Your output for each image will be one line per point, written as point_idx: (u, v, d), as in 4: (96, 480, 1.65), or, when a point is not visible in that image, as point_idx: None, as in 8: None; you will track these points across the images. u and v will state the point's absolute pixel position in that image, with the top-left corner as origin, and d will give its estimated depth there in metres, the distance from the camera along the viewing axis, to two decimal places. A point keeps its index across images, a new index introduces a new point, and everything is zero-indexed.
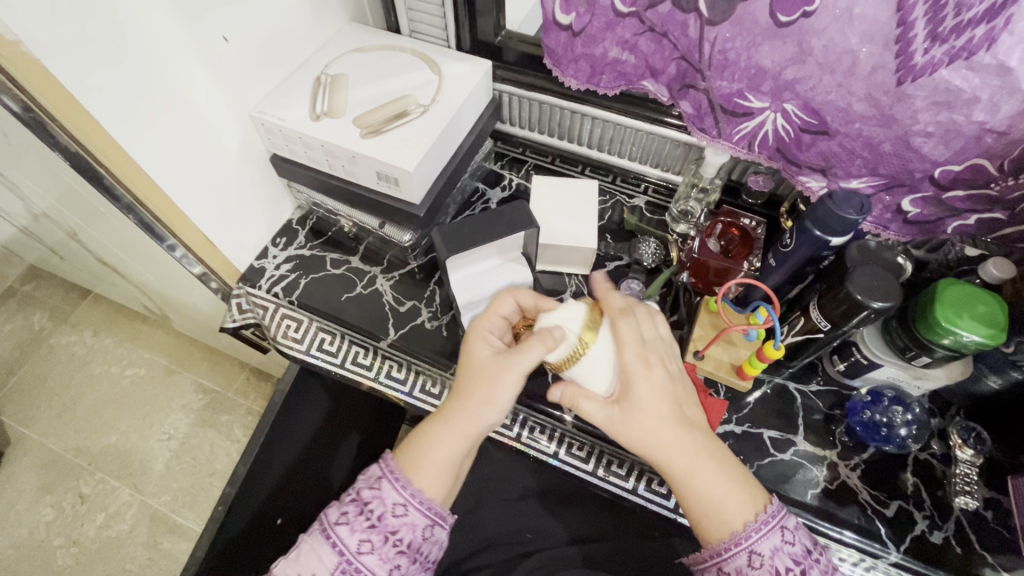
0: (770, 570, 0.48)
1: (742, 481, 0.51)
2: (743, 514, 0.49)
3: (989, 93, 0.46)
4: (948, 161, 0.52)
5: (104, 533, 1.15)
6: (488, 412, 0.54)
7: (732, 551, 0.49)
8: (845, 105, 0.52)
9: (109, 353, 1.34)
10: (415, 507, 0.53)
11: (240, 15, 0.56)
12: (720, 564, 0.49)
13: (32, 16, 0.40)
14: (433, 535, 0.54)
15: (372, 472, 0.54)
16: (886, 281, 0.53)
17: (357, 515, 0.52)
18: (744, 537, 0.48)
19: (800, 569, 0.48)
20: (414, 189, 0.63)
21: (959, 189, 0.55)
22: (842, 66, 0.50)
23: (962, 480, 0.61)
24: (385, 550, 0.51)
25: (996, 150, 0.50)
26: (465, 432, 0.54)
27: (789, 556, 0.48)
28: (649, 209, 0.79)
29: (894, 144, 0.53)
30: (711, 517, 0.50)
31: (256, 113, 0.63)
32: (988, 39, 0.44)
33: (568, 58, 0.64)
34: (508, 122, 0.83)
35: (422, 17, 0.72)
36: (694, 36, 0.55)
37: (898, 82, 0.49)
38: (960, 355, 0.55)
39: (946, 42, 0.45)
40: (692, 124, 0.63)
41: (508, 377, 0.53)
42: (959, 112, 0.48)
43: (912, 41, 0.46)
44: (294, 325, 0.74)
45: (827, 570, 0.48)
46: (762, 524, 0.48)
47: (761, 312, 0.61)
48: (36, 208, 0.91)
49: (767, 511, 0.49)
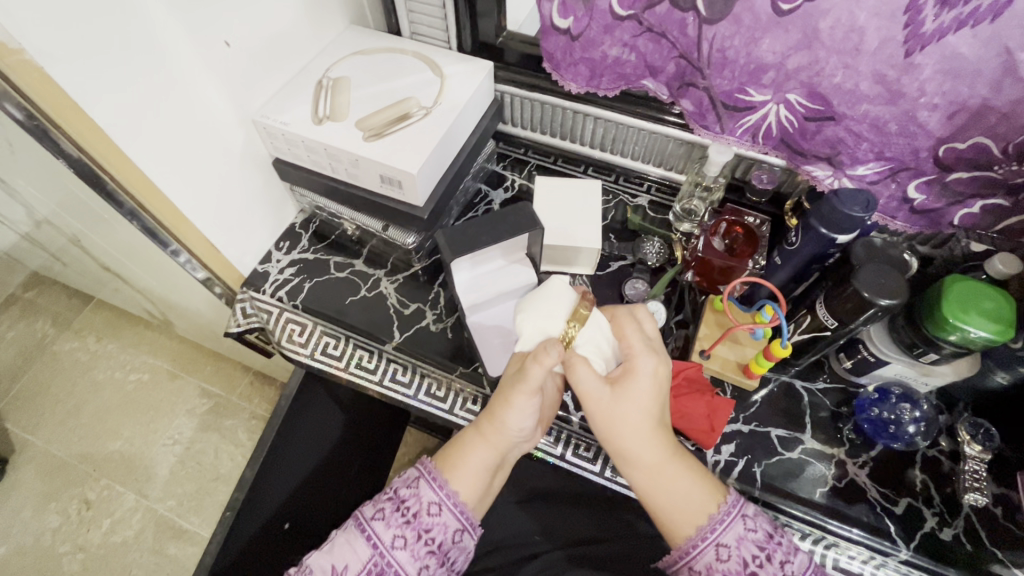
0: (738, 560, 0.50)
1: (702, 474, 0.53)
2: (706, 510, 0.51)
3: (992, 68, 0.46)
4: (951, 138, 0.52)
5: (109, 539, 1.15)
6: (513, 424, 0.54)
7: (699, 546, 0.51)
8: (852, 85, 0.52)
9: (113, 359, 1.34)
10: (449, 509, 0.54)
11: (240, 18, 0.56)
12: (690, 563, 0.52)
13: (33, 23, 0.40)
14: (462, 541, 0.55)
15: (410, 472, 0.56)
16: (894, 279, 0.53)
17: (393, 512, 0.53)
18: (708, 530, 0.50)
19: (765, 555, 0.50)
20: (418, 191, 0.63)
21: (961, 170, 0.54)
22: (849, 46, 0.49)
23: (971, 477, 0.61)
24: (418, 547, 0.52)
25: (1000, 131, 0.50)
26: (497, 443, 0.56)
27: (753, 543, 0.50)
28: (652, 209, 0.79)
29: (898, 124, 0.53)
30: (673, 513, 0.52)
31: (258, 116, 0.63)
32: (994, 10, 0.43)
33: (566, 62, 0.64)
34: (511, 124, 0.82)
35: (423, 17, 0.72)
36: (693, 35, 0.55)
37: (907, 53, 0.48)
38: (967, 351, 0.55)
39: (955, 8, 0.44)
40: (694, 121, 0.63)
41: (521, 392, 0.52)
42: (963, 82, 0.48)
43: (921, 10, 0.45)
44: (298, 330, 0.73)
45: (790, 551, 0.50)
46: (724, 515, 0.51)
47: (767, 311, 0.61)
48: (39, 215, 0.91)
49: (728, 502, 0.51)
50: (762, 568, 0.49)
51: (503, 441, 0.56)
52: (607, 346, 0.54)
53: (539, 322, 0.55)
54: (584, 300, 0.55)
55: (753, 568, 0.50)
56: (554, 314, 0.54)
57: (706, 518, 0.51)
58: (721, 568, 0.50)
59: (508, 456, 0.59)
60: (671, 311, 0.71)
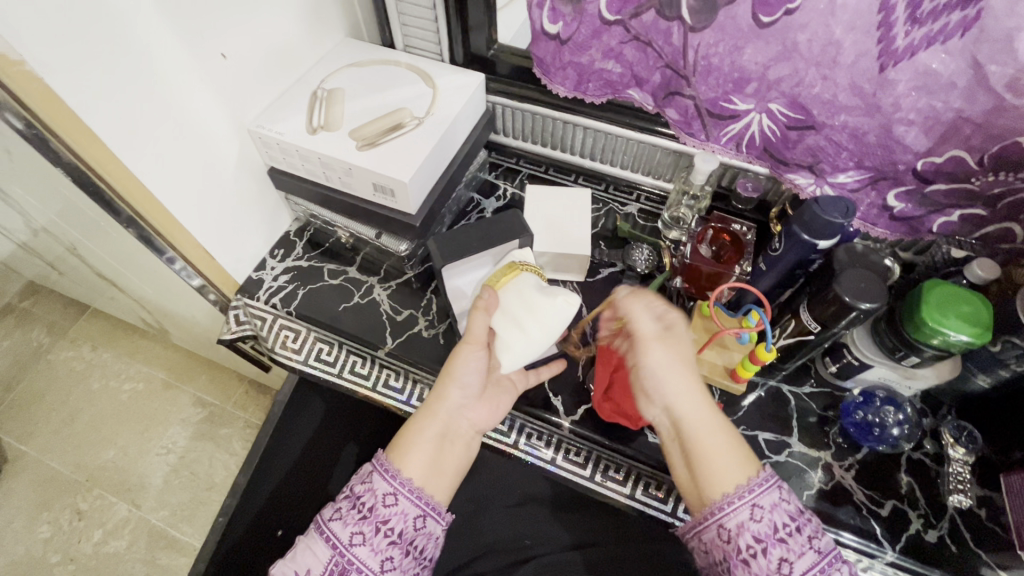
0: (770, 524, 0.47)
1: (739, 444, 0.51)
2: (745, 469, 0.49)
3: (964, 79, 0.47)
4: (928, 153, 0.54)
5: (102, 550, 1.14)
6: (455, 388, 0.58)
7: (735, 505, 0.48)
8: (830, 96, 0.53)
9: (108, 368, 1.34)
10: (406, 497, 0.53)
11: (236, 32, 0.57)
12: (721, 521, 0.48)
13: (33, 34, 0.41)
14: (426, 526, 0.54)
15: (364, 468, 0.55)
16: (873, 283, 0.54)
17: (350, 509, 0.52)
18: (746, 489, 0.48)
19: (795, 525, 0.47)
20: (411, 200, 0.64)
21: (938, 183, 0.56)
22: (826, 59, 0.51)
23: (955, 479, 0.62)
24: (377, 540, 0.51)
25: (974, 144, 0.51)
26: (439, 413, 0.58)
27: (785, 512, 0.47)
28: (641, 216, 0.81)
29: (877, 136, 0.55)
30: (711, 471, 0.50)
31: (253, 126, 0.64)
32: (963, 25, 0.45)
33: (556, 66, 0.65)
34: (502, 134, 0.84)
35: (416, 32, 0.74)
36: (679, 43, 0.56)
37: (881, 68, 0.50)
38: (947, 354, 0.57)
39: (925, 26, 0.46)
40: (680, 130, 0.65)
41: (465, 347, 0.58)
42: (937, 98, 0.50)
43: (893, 26, 0.47)
44: (293, 335, 0.75)
45: (821, 530, 0.48)
46: (764, 479, 0.48)
47: (752, 316, 0.62)
48: (36, 223, 0.92)
49: (764, 471, 0.48)
50: (792, 537, 0.46)
51: (446, 412, 0.58)
52: (527, 308, 0.57)
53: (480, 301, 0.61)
54: (510, 270, 0.59)
55: (783, 536, 0.46)
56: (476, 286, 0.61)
57: (740, 480, 0.48)
58: (752, 528, 0.47)
59: (456, 428, 0.60)
60: None
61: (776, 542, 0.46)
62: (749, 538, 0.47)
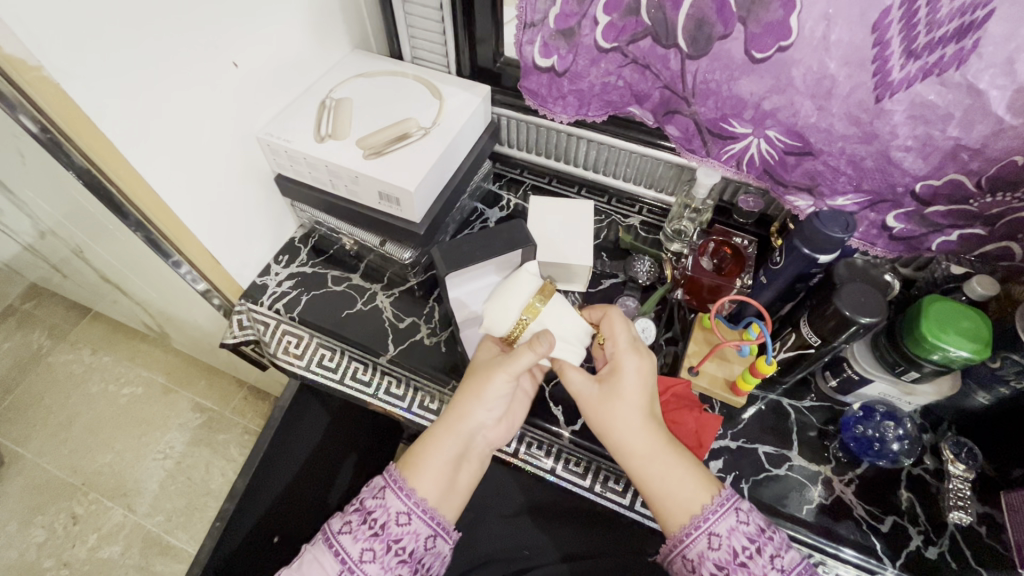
0: (729, 550, 0.49)
1: (695, 468, 0.54)
2: (696, 498, 0.51)
3: (961, 111, 0.48)
4: (926, 176, 0.54)
5: (95, 555, 1.14)
6: (479, 409, 0.57)
7: (694, 535, 0.51)
8: (827, 125, 0.54)
9: (108, 372, 1.34)
10: (418, 517, 0.53)
11: (248, 43, 0.58)
12: (683, 552, 0.51)
13: (51, 44, 0.43)
14: (434, 546, 0.55)
15: (376, 482, 0.55)
16: (873, 298, 0.55)
17: (361, 524, 0.52)
18: (701, 518, 0.51)
19: (755, 547, 0.49)
20: (415, 208, 0.65)
21: (938, 205, 0.56)
22: (821, 91, 0.52)
23: (954, 495, 0.62)
24: (387, 559, 0.51)
25: (973, 167, 0.52)
26: (460, 432, 0.56)
27: (744, 535, 0.50)
28: (644, 229, 0.81)
29: (874, 160, 0.56)
30: (665, 502, 0.53)
31: (262, 134, 0.65)
32: (958, 58, 0.46)
33: (554, 96, 0.67)
34: (507, 145, 0.86)
35: (425, 45, 0.75)
36: (676, 68, 0.57)
37: (877, 100, 0.51)
38: (948, 369, 0.57)
39: (920, 59, 0.47)
40: (680, 146, 0.65)
41: (502, 375, 0.56)
42: (935, 127, 0.50)
43: (889, 59, 0.48)
44: (294, 341, 0.76)
45: (781, 546, 0.50)
46: (717, 505, 0.51)
47: (754, 329, 0.63)
48: (43, 225, 0.92)
49: (721, 495, 0.51)
50: (752, 560, 0.49)
51: (466, 430, 0.57)
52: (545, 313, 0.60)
53: (499, 317, 0.60)
54: (543, 290, 0.60)
55: (743, 560, 0.49)
56: (513, 302, 0.60)
57: (696, 509, 0.51)
58: (712, 556, 0.50)
59: (473, 446, 0.59)
60: (661, 328, 0.73)
61: (737, 567, 0.49)
62: (710, 565, 0.50)
